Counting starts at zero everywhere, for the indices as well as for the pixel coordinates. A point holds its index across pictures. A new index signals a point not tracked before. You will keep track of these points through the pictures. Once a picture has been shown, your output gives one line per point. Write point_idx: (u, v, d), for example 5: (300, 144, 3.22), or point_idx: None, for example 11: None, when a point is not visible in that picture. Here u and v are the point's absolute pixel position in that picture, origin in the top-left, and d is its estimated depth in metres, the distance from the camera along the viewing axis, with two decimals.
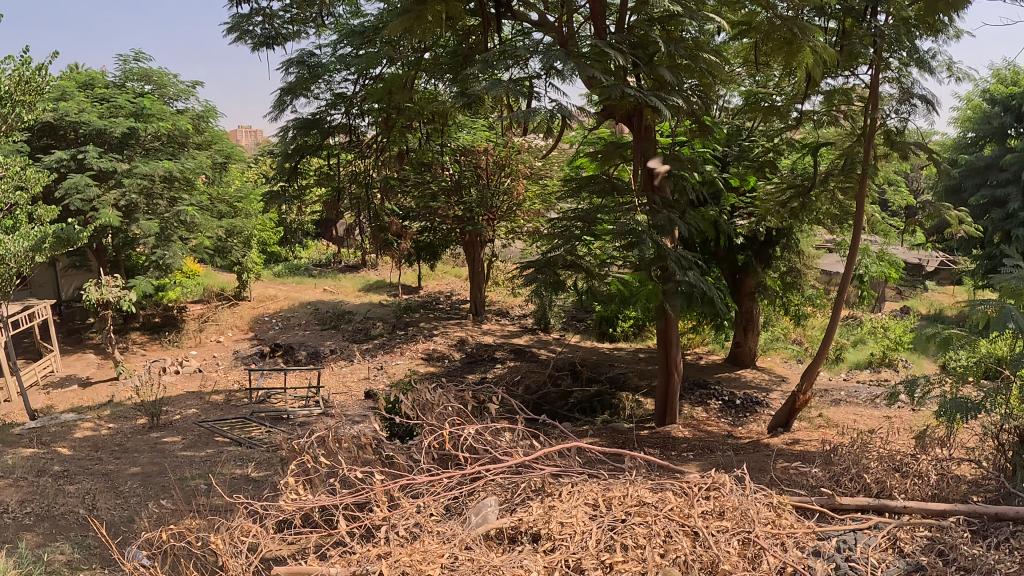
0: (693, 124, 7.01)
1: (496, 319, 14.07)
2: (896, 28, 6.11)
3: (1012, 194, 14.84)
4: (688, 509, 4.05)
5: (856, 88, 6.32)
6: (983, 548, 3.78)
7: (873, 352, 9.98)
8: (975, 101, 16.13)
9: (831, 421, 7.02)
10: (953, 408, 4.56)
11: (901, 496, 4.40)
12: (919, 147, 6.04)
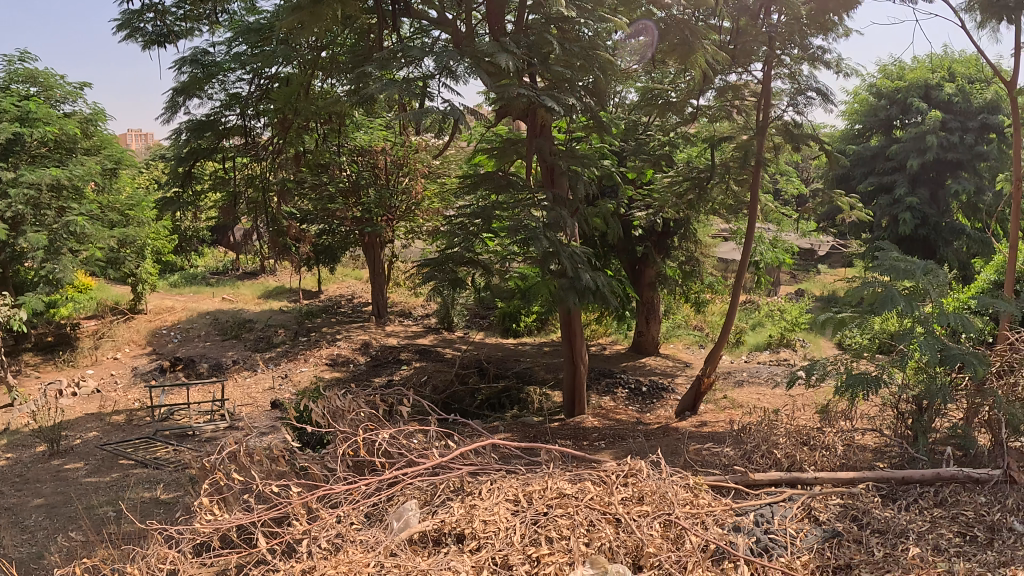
0: (589, 122, 7.18)
1: (399, 321, 13.94)
2: (789, 27, 6.56)
3: (897, 180, 15.97)
4: (609, 496, 4.16)
5: (749, 85, 6.74)
6: (895, 510, 4.29)
7: (772, 334, 10.55)
8: (862, 95, 17.35)
9: (737, 401, 7.42)
10: (853, 384, 4.91)
11: (811, 468, 4.71)
12: (812, 140, 6.49)
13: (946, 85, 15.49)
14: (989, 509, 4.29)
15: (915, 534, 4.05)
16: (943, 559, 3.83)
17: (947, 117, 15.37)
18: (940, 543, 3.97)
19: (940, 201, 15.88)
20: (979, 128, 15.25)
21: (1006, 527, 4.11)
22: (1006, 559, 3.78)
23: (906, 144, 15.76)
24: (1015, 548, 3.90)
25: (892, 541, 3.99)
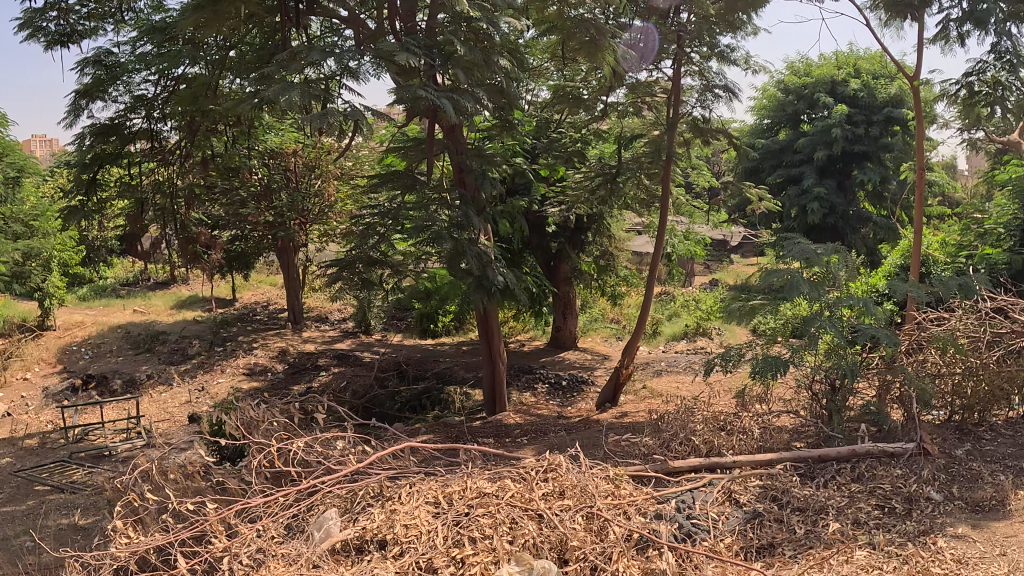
0: (496, 119, 7.14)
1: (316, 326, 13.59)
2: (698, 26, 6.72)
3: (805, 172, 16.65)
4: (529, 493, 4.14)
5: (659, 82, 6.85)
6: (814, 487, 4.46)
7: (687, 323, 10.82)
8: (769, 90, 18.10)
9: (656, 390, 7.54)
10: (767, 369, 4.99)
11: (730, 452, 4.83)
12: (721, 134, 6.63)
13: (851, 82, 16.16)
14: (906, 481, 4.56)
15: (835, 509, 4.20)
16: (863, 531, 4.00)
17: (852, 111, 15.99)
18: (860, 517, 4.13)
19: (847, 190, 16.76)
20: (883, 121, 15.90)
21: (924, 496, 4.40)
22: (926, 528, 4.00)
23: (813, 137, 16.45)
24: (933, 517, 4.16)
25: (812, 518, 4.13)
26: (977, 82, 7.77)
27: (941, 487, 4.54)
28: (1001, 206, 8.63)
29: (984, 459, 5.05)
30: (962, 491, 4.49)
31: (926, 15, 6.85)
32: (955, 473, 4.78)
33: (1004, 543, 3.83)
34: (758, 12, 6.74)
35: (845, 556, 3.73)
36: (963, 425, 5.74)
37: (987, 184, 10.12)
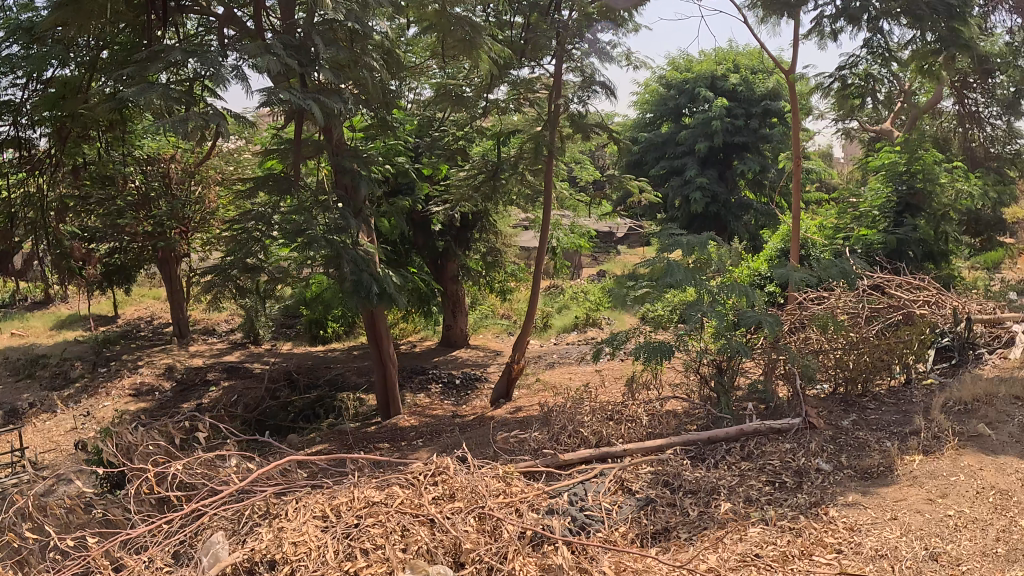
0: (374, 119, 7.02)
1: (204, 339, 12.95)
2: (579, 22, 6.67)
3: (687, 164, 17.09)
4: (418, 498, 4.04)
5: (541, 78, 6.89)
6: (706, 469, 4.57)
7: (576, 315, 10.99)
8: (652, 86, 18.58)
9: (549, 383, 7.57)
10: (648, 355, 5.13)
11: (620, 441, 4.90)
12: (600, 128, 6.74)
13: (731, 76, 16.97)
14: (794, 455, 4.75)
15: (726, 489, 4.31)
16: (754, 508, 4.10)
17: (733, 104, 16.82)
18: (752, 494, 4.24)
19: (728, 179, 17.13)
20: (763, 113, 16.88)
21: (813, 468, 4.59)
22: (817, 500, 4.16)
23: (695, 130, 16.98)
24: (823, 488, 4.33)
25: (704, 500, 4.21)
26: (849, 76, 8.30)
27: (830, 457, 4.76)
28: (875, 191, 9.26)
29: (869, 427, 5.32)
30: (851, 460, 4.72)
31: (801, 13, 7.17)
32: (841, 442, 5.01)
33: (893, 507, 4.04)
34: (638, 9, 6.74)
35: (738, 535, 3.82)
36: (848, 396, 6.00)
37: (859, 170, 10.75)
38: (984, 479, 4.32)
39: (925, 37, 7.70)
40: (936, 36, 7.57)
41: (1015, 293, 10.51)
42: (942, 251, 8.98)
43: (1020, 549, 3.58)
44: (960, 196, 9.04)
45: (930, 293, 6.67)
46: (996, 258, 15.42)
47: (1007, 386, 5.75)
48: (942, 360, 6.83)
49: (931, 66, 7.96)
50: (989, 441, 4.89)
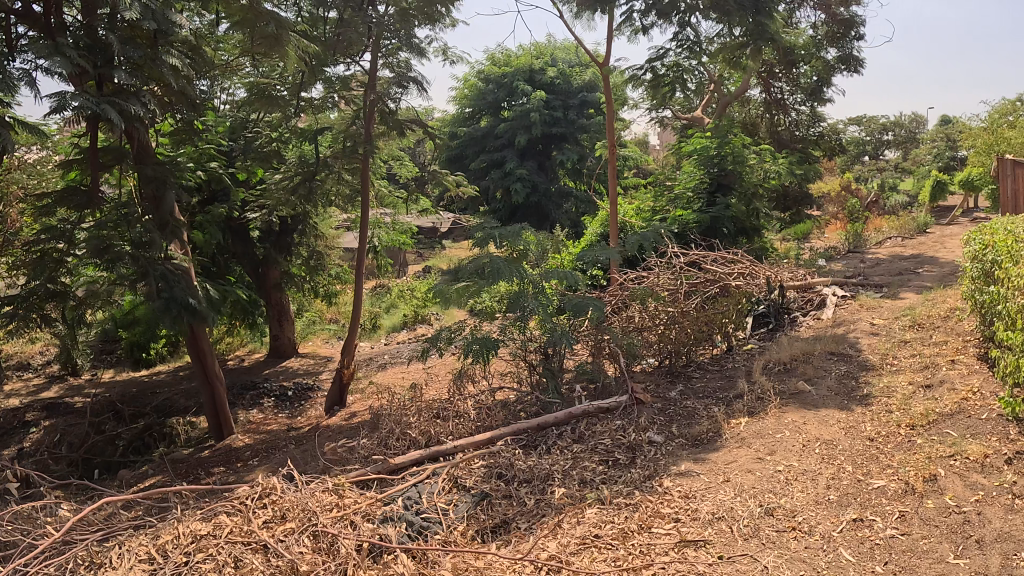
0: (180, 123, 6.48)
1: (13, 376, 11.55)
2: (395, 18, 6.51)
3: (506, 156, 17.56)
4: (247, 524, 3.81)
5: (355, 76, 6.86)
6: (538, 456, 4.67)
7: (404, 313, 10.91)
8: (472, 81, 18.71)
9: (382, 384, 7.42)
10: (475, 349, 5.13)
11: (449, 438, 4.90)
12: (415, 124, 7.15)
13: (547, 69, 17.60)
14: (624, 432, 4.96)
15: (559, 474, 4.40)
16: (589, 489, 4.22)
17: (550, 96, 17.37)
18: (586, 475, 4.36)
19: (548, 169, 17.95)
20: (579, 106, 17.54)
21: (646, 441, 4.81)
22: (650, 472, 4.35)
23: (515, 122, 17.32)
24: (656, 459, 4.55)
25: (539, 487, 4.27)
26: (659, 66, 8.86)
27: (660, 429, 5.02)
28: (687, 174, 9.80)
29: (697, 395, 5.66)
30: (681, 429, 5.01)
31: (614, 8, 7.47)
32: (670, 413, 5.31)
33: (727, 470, 4.29)
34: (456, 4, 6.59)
35: (575, 518, 3.89)
36: (672, 368, 6.33)
37: (673, 156, 11.21)
38: (808, 432, 4.69)
39: (734, 30, 8.20)
40: (745, 29, 8.08)
41: (818, 260, 11.59)
42: (754, 226, 9.71)
43: (850, 493, 3.89)
44: (769, 175, 9.71)
45: (745, 264, 6.90)
46: (806, 232, 16.69)
47: (821, 344, 6.33)
48: (760, 325, 7.33)
49: (739, 59, 8.44)
50: (808, 396, 5.35)
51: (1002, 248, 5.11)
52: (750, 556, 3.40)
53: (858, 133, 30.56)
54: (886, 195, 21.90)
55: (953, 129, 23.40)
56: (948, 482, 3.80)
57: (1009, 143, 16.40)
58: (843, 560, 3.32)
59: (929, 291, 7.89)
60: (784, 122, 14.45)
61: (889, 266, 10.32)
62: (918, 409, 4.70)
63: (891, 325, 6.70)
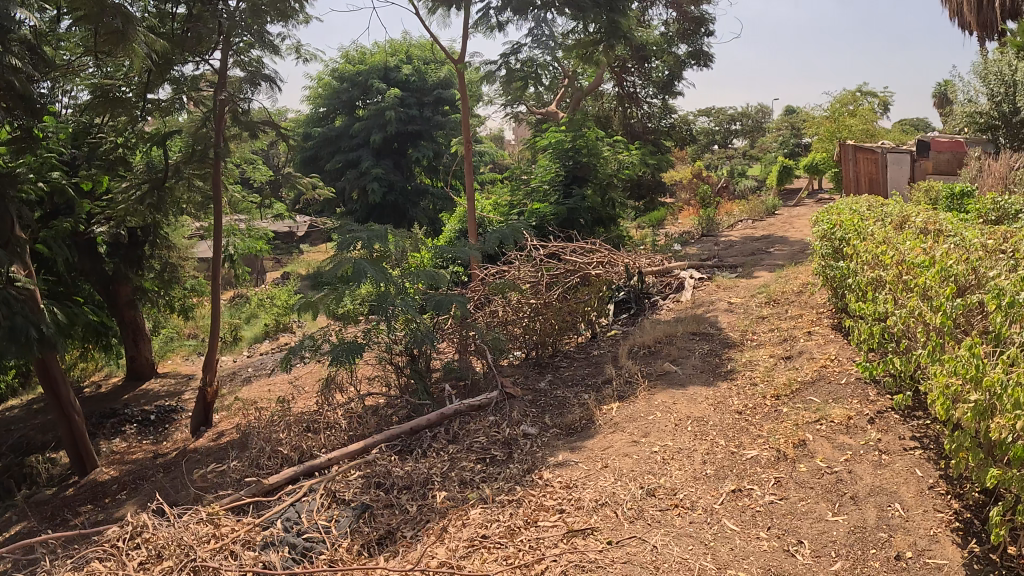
0: (18, 129, 5.79)
1: None
2: (245, 13, 6.01)
3: (363, 155, 15.23)
4: (120, 568, 3.38)
5: (205, 75, 6.43)
6: (414, 461, 4.48)
7: (266, 323, 10.13)
8: (324, 78, 15.88)
9: (247, 400, 6.86)
10: (343, 354, 4.74)
11: (324, 452, 4.62)
12: (266, 126, 6.69)
13: (402, 66, 15.51)
14: (497, 428, 4.90)
15: (439, 477, 4.25)
16: (470, 489, 4.08)
17: (404, 94, 15.41)
18: (466, 476, 4.24)
19: (403, 168, 15.87)
20: (434, 102, 15.66)
21: (520, 436, 4.78)
22: (528, 466, 4.29)
23: (367, 121, 15.22)
24: (532, 452, 4.51)
25: (421, 492, 4.10)
26: (514, 62, 8.87)
27: (533, 422, 5.01)
28: (544, 167, 9.39)
29: (565, 384, 5.73)
30: (554, 419, 5.03)
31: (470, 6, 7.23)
32: (542, 404, 5.35)
33: (605, 456, 4.30)
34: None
35: (460, 521, 3.74)
36: (540, 359, 6.36)
37: (529, 151, 10.36)
38: (677, 412, 4.81)
39: (589, 26, 8.33)
40: (600, 26, 8.28)
41: (674, 245, 11.97)
42: (610, 216, 9.62)
43: (726, 465, 3.97)
44: (622, 166, 9.80)
45: (603, 253, 6.95)
46: (659, 217, 17.00)
47: (684, 326, 6.52)
48: (621, 312, 7.41)
49: (592, 54, 8.63)
50: (674, 376, 5.50)
51: (849, 228, 5.43)
52: (638, 538, 3.34)
53: (707, 123, 32.35)
54: (735, 181, 23.21)
55: (794, 117, 25.24)
56: (817, 446, 3.97)
57: (851, 131, 18.46)
58: (728, 530, 3.34)
59: (780, 269, 8.38)
60: (637, 114, 14.86)
61: (742, 248, 10.89)
62: (782, 381, 4.94)
63: (747, 304, 7.03)
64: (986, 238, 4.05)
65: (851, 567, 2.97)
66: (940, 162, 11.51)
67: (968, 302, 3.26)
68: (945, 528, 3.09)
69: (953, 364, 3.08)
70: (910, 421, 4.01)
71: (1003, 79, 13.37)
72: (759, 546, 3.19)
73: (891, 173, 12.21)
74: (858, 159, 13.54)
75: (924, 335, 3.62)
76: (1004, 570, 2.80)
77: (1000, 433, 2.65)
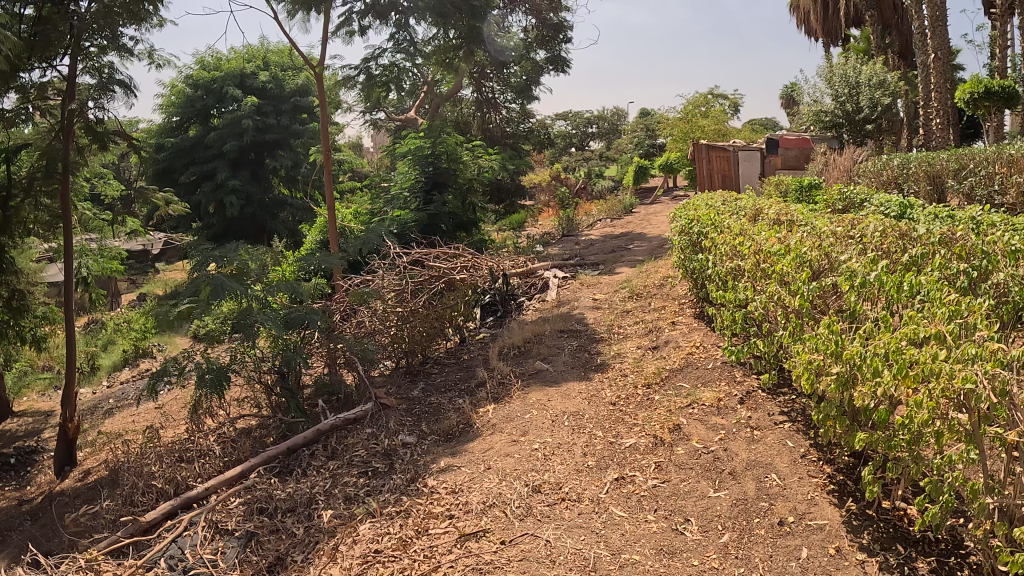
0: None
1: None
2: (98, 17, 5.52)
3: (217, 166, 14.33)
4: None
5: (51, 82, 5.84)
6: (294, 482, 3.75)
7: (123, 348, 9.33)
8: (177, 86, 14.61)
9: (113, 433, 6.12)
10: (210, 379, 4.02)
11: (198, 481, 3.83)
12: (119, 136, 6.21)
13: (259, 73, 14.75)
14: (376, 440, 4.18)
15: (323, 495, 3.57)
16: (356, 505, 3.43)
17: (262, 102, 14.74)
18: (350, 492, 3.57)
19: (261, 179, 15.09)
20: (292, 111, 15.12)
21: (400, 445, 4.11)
22: (412, 475, 3.65)
23: (222, 130, 14.33)
24: (414, 461, 3.87)
25: (307, 513, 3.43)
26: (374, 68, 8.78)
27: (411, 430, 4.34)
28: (402, 174, 8.63)
29: (439, 391, 5.03)
30: (432, 426, 4.37)
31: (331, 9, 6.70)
32: (416, 412, 4.64)
33: (484, 458, 3.75)
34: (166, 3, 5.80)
35: (350, 538, 3.15)
36: (411, 368, 5.47)
37: (388, 158, 9.94)
38: (554, 408, 4.32)
39: (448, 33, 8.26)
40: (459, 33, 8.24)
41: (538, 246, 12.01)
42: (471, 220, 9.04)
43: (606, 456, 3.60)
44: (482, 171, 9.23)
45: (466, 258, 6.24)
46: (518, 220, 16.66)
47: (551, 324, 6.07)
48: (488, 314, 6.84)
49: (452, 60, 8.60)
50: (546, 374, 5.00)
51: (706, 221, 5.19)
52: (531, 534, 2.96)
53: (568, 127, 33.39)
54: (594, 182, 23.99)
55: (650, 120, 26.53)
56: (691, 429, 3.70)
57: (703, 131, 19.66)
58: (616, 516, 3.04)
59: (641, 264, 8.43)
60: (495, 119, 15.08)
61: (602, 246, 11.30)
62: (650, 368, 4.65)
63: (611, 298, 6.77)
64: (835, 225, 4.10)
65: (738, 538, 2.80)
66: (789, 158, 12.79)
67: (824, 284, 3.26)
68: (822, 491, 2.99)
69: (814, 341, 3.02)
70: (777, 397, 3.85)
71: (846, 82, 14.73)
72: (648, 528, 2.94)
73: (743, 168, 13.01)
74: (711, 157, 14.37)
75: (783, 318, 3.52)
76: (883, 524, 2.76)
77: (865, 401, 2.65)
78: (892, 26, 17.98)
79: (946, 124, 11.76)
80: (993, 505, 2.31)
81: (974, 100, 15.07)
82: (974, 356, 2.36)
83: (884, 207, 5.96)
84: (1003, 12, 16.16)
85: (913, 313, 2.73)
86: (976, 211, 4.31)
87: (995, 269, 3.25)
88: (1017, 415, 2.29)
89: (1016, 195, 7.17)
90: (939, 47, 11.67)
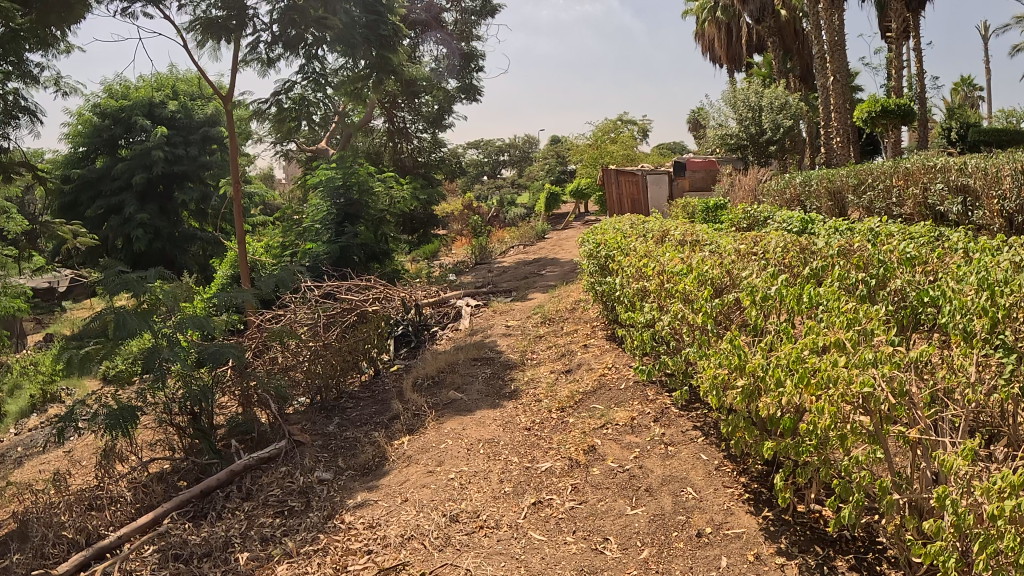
0: None
1: None
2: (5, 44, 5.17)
3: (126, 199, 13.86)
4: None
5: None
6: (209, 526, 3.65)
7: (31, 392, 8.90)
8: (83, 113, 13.99)
9: (17, 482, 5.83)
10: (116, 420, 3.86)
11: (109, 529, 3.68)
12: (23, 167, 5.92)
13: (169, 102, 14.38)
14: (292, 478, 4.12)
15: (238, 538, 3.49)
16: (273, 545, 3.37)
17: (170, 132, 14.34)
18: (265, 532, 3.51)
19: (170, 213, 14.66)
20: (201, 141, 14.80)
21: (315, 481, 4.06)
22: (329, 512, 3.62)
23: (130, 161, 13.91)
24: (331, 497, 3.83)
25: (222, 556, 3.34)
26: (286, 99, 8.74)
27: (326, 466, 4.29)
28: (312, 206, 8.57)
29: (354, 425, 4.98)
30: (348, 461, 4.34)
31: (241, 39, 6.64)
32: (332, 447, 4.60)
33: (399, 490, 3.73)
34: (72, 28, 5.62)
35: None
36: (325, 403, 5.42)
37: (300, 188, 9.82)
38: (468, 437, 4.34)
39: (357, 63, 8.18)
40: (367, 62, 8.15)
41: (451, 275, 12.05)
42: (384, 251, 8.99)
43: (522, 481, 3.63)
44: (395, 201, 9.19)
45: (378, 290, 6.26)
46: (433, 249, 16.53)
47: (464, 352, 6.10)
48: (401, 346, 6.79)
49: (362, 88, 8.55)
50: (462, 403, 5.02)
51: (614, 244, 5.34)
52: (450, 564, 2.97)
53: (480, 155, 33.87)
54: (507, 210, 24.34)
55: (560, 148, 27.13)
56: (606, 449, 3.79)
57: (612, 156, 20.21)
58: (535, 541, 3.08)
59: (552, 290, 8.58)
60: (406, 148, 15.08)
61: (515, 273, 11.43)
62: (564, 393, 4.72)
63: (524, 324, 6.85)
64: (738, 242, 4.27)
65: (657, 553, 2.87)
66: (696, 179, 13.24)
67: (725, 300, 3.40)
68: (737, 501, 3.10)
69: (717, 356, 3.14)
70: (689, 413, 3.99)
71: (749, 105, 15.43)
72: (568, 550, 2.98)
73: (652, 192, 13.14)
74: (622, 182, 14.62)
75: (689, 335, 3.64)
76: (800, 528, 2.87)
77: (771, 411, 2.75)
78: (793, 51, 18.90)
79: (846, 143, 12.39)
80: (902, 501, 2.40)
81: (872, 119, 15.93)
82: (871, 361, 2.47)
83: (787, 224, 6.23)
84: (896, 36, 17.16)
85: (813, 324, 2.85)
86: (872, 222, 4.52)
87: (890, 276, 3.44)
88: (916, 415, 2.39)
89: (913, 206, 7.58)
90: (838, 71, 12.37)
